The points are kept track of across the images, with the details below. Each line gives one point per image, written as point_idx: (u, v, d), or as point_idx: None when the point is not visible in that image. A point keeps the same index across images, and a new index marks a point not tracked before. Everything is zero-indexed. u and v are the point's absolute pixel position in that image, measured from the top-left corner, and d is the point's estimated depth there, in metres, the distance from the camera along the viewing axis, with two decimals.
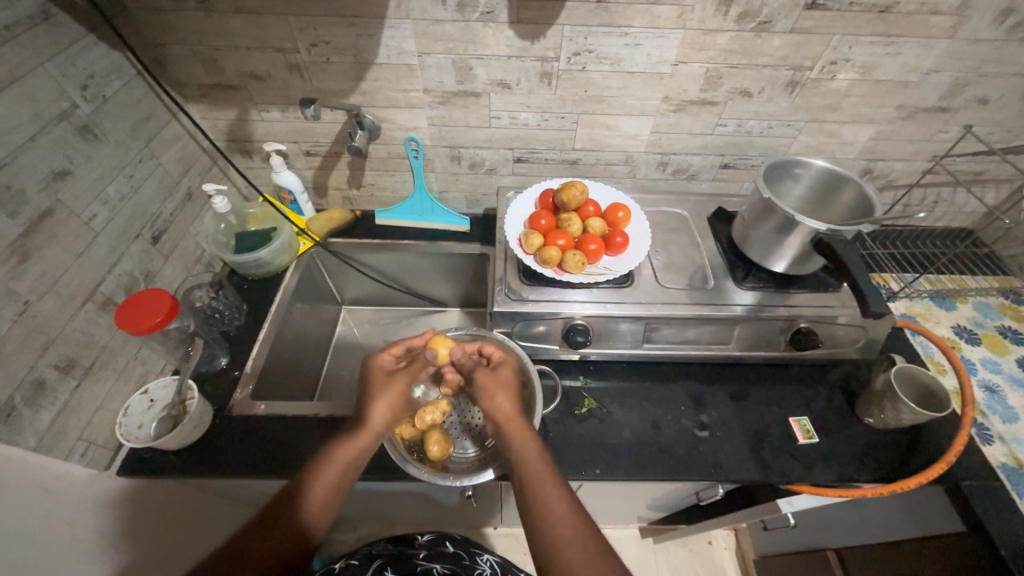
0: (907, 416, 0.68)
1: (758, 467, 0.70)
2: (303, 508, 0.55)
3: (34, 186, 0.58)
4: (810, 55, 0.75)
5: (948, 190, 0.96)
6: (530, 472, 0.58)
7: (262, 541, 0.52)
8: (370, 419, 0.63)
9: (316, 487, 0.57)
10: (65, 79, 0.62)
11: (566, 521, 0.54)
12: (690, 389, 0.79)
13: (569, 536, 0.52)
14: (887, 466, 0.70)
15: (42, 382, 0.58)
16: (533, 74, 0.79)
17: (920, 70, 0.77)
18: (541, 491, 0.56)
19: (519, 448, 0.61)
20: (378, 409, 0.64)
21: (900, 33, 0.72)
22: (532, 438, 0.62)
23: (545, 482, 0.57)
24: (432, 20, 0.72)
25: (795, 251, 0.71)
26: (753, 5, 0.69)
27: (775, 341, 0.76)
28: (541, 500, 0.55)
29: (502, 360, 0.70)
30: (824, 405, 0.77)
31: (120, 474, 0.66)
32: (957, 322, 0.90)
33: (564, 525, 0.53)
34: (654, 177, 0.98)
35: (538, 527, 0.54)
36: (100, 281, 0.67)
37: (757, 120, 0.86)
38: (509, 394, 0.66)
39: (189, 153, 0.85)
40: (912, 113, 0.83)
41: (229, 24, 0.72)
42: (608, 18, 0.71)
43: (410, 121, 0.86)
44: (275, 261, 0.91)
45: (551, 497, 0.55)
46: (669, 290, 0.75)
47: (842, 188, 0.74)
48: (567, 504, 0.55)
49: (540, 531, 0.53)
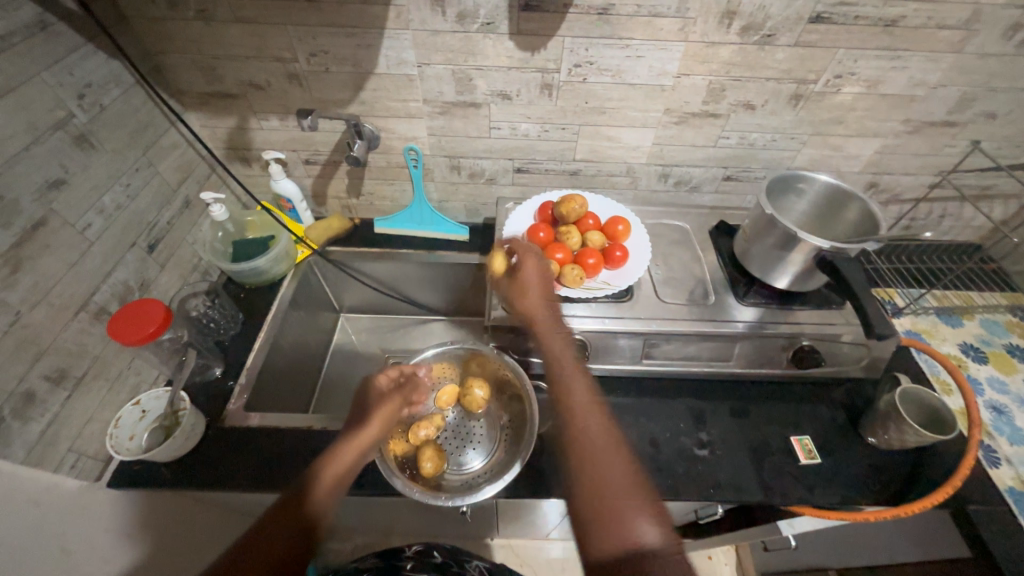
0: (912, 438, 0.66)
1: (758, 488, 0.69)
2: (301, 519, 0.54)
3: (28, 196, 0.57)
4: (814, 68, 0.74)
5: (954, 204, 0.94)
6: (569, 402, 0.60)
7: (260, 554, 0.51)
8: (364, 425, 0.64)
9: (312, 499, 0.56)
10: (62, 88, 0.61)
11: (605, 450, 0.56)
12: (690, 406, 0.78)
13: (606, 471, 0.54)
14: (891, 488, 0.68)
15: (32, 394, 0.58)
16: (534, 86, 0.78)
17: (927, 84, 0.76)
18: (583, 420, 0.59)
19: (561, 369, 0.63)
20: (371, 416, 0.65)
21: (907, 47, 0.71)
22: (573, 359, 0.64)
23: (586, 415, 0.59)
24: (432, 31, 0.71)
25: (798, 268, 0.70)
26: (757, 18, 0.68)
27: (777, 358, 0.74)
28: (580, 432, 0.58)
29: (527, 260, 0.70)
30: (827, 424, 0.75)
31: (109, 486, 0.65)
32: (964, 339, 0.88)
33: (603, 457, 0.55)
34: (656, 188, 0.97)
35: (574, 461, 0.56)
36: (93, 291, 0.66)
37: (760, 132, 0.85)
38: (549, 303, 0.67)
39: (188, 161, 0.84)
40: (918, 127, 0.82)
41: (229, 33, 0.72)
42: (610, 30, 0.70)
43: (409, 131, 0.86)
44: (273, 270, 0.91)
45: (589, 426, 0.58)
46: (668, 305, 0.74)
47: (846, 204, 0.73)
48: (607, 438, 0.57)
49: (570, 458, 0.56)
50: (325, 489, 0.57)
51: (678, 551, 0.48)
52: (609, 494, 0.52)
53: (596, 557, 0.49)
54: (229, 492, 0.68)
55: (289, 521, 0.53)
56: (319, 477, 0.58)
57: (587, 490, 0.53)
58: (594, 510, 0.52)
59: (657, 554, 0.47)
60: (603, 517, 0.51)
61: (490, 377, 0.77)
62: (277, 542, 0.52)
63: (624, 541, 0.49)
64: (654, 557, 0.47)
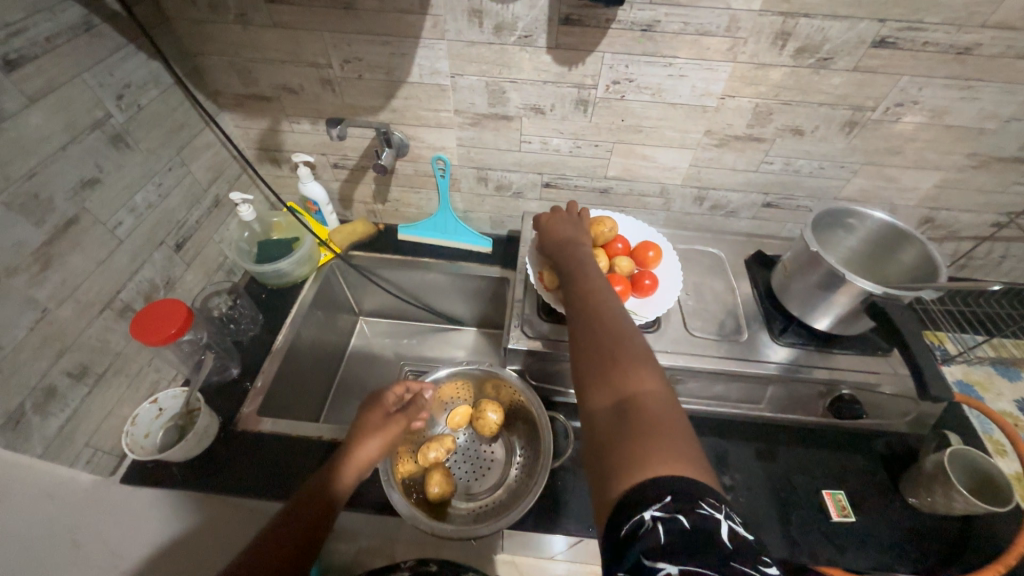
0: (959, 506, 0.61)
1: (781, 541, 0.64)
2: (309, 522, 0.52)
3: (62, 194, 0.58)
4: (873, 95, 0.69)
5: (1019, 246, 0.87)
6: (582, 282, 0.54)
7: (268, 547, 0.49)
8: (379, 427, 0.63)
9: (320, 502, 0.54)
10: (101, 89, 0.62)
11: (615, 323, 0.48)
12: (713, 445, 0.74)
13: (618, 328, 0.47)
14: (932, 557, 0.63)
15: (54, 389, 0.59)
16: (569, 101, 0.75)
17: (999, 117, 0.69)
18: (593, 299, 0.51)
19: (575, 266, 0.57)
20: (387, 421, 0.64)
21: (980, 77, 0.65)
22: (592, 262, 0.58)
23: (598, 294, 0.52)
24: (467, 42, 0.69)
25: (842, 310, 0.65)
26: (814, 40, 0.64)
27: (811, 404, 0.70)
28: (591, 300, 0.51)
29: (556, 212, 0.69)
30: (862, 478, 0.70)
31: (122, 482, 0.66)
32: (1022, 396, 0.82)
33: (611, 328, 0.47)
34: (689, 211, 0.92)
35: (577, 323, 0.49)
36: (119, 288, 0.67)
37: (808, 159, 0.79)
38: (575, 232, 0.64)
39: (220, 160, 0.85)
40: (985, 162, 0.75)
41: (265, 37, 0.72)
42: (652, 47, 0.67)
43: (438, 141, 0.84)
44: (295, 272, 0.91)
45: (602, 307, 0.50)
46: (697, 339, 0.70)
47: (901, 244, 0.67)
48: (619, 317, 0.48)
49: (580, 309, 0.51)
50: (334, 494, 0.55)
51: (684, 423, 0.39)
52: (609, 356, 0.44)
53: (588, 424, 0.42)
54: (236, 497, 0.67)
55: (297, 522, 0.52)
56: (328, 483, 0.56)
57: (590, 340, 0.47)
58: (591, 371, 0.44)
59: (652, 418, 0.39)
60: (602, 370, 0.44)
61: (503, 401, 0.76)
62: (287, 538, 0.50)
63: (617, 400, 0.41)
64: (648, 415, 0.39)
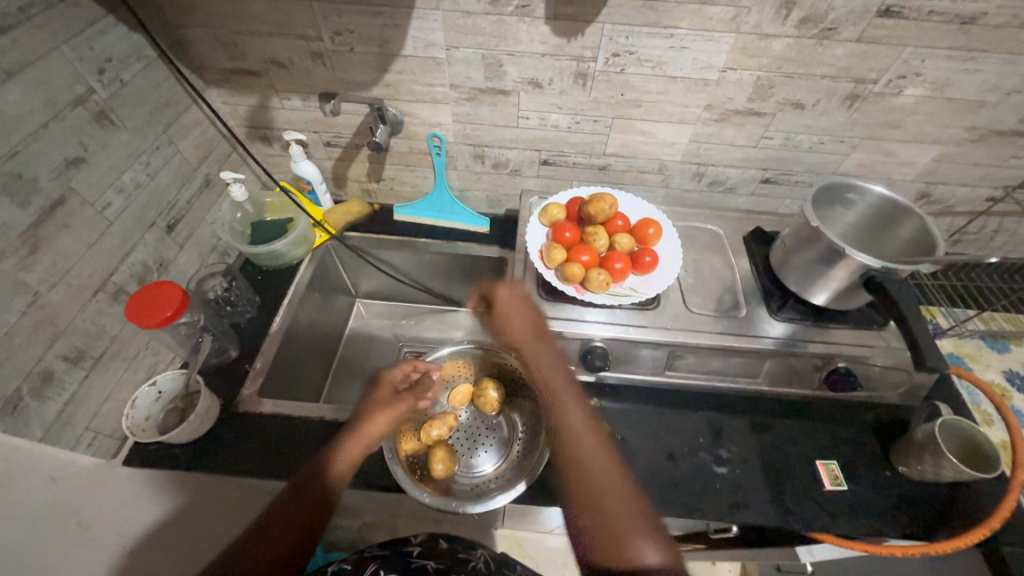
0: (948, 473, 0.63)
1: (776, 510, 0.66)
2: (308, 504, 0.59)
3: (46, 174, 0.56)
4: (875, 67, 0.68)
5: (1013, 220, 0.87)
6: (568, 424, 0.68)
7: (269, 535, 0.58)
8: (383, 406, 0.67)
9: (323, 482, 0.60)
10: (82, 63, 0.60)
11: (615, 496, 0.62)
12: (710, 419, 0.75)
13: (612, 501, 0.62)
14: (920, 522, 0.65)
15: (50, 373, 0.58)
16: (568, 75, 0.73)
17: (1000, 90, 0.69)
18: (581, 448, 0.66)
19: (565, 429, 0.68)
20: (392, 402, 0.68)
21: (984, 48, 0.64)
22: (561, 374, 0.71)
23: (584, 425, 0.68)
24: (463, 12, 0.67)
25: (841, 285, 0.65)
26: (818, 9, 0.62)
27: (807, 377, 0.71)
28: (579, 442, 0.67)
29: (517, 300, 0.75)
30: (855, 448, 0.72)
31: (125, 464, 0.66)
32: (1009, 367, 0.84)
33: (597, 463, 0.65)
34: (688, 187, 0.92)
35: (598, 523, 0.62)
36: (112, 271, 0.66)
37: (808, 134, 0.79)
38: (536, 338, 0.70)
39: (209, 139, 0.83)
40: (984, 136, 0.75)
41: (251, 8, 0.69)
42: (654, 17, 0.65)
43: (434, 117, 0.82)
44: (290, 253, 0.90)
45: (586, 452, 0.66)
46: (696, 316, 0.70)
47: (900, 219, 0.67)
48: (603, 458, 0.65)
49: (580, 494, 0.64)
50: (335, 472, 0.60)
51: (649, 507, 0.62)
52: (623, 540, 0.60)
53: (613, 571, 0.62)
54: (240, 478, 0.68)
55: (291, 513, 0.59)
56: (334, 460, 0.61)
57: (605, 526, 0.61)
58: (609, 542, 0.61)
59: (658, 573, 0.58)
60: (619, 545, 0.60)
61: (505, 379, 0.77)
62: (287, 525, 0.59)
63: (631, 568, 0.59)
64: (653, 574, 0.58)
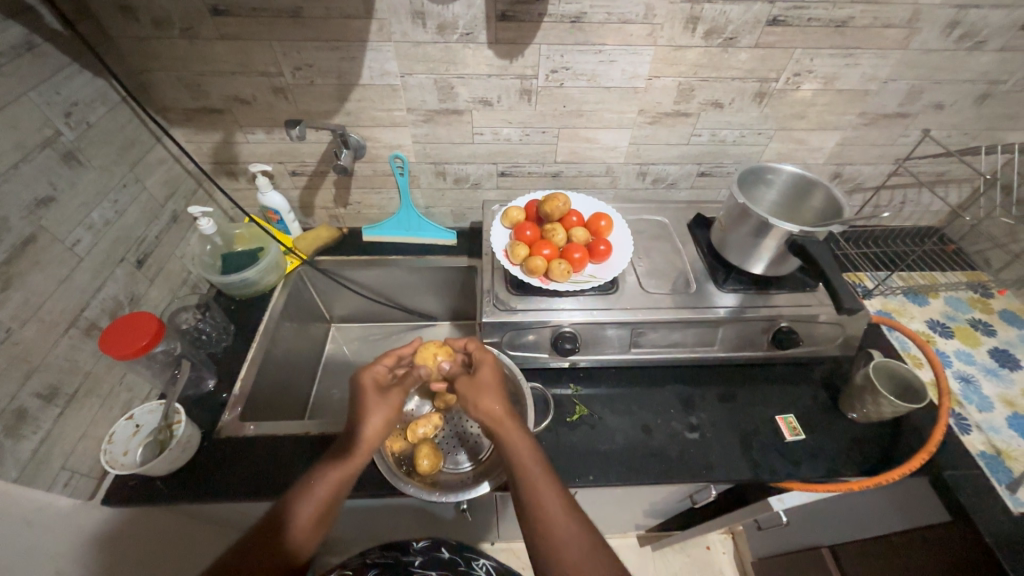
0: (887, 409, 0.70)
1: (746, 465, 0.71)
2: (294, 530, 0.55)
3: (17, 214, 0.58)
4: (774, 68, 0.79)
5: (913, 191, 1.01)
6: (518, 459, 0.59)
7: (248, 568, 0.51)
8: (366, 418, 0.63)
9: (300, 510, 0.56)
10: (49, 107, 0.62)
11: (565, 538, 0.53)
12: (680, 392, 0.81)
13: (563, 543, 0.53)
14: (873, 459, 0.71)
15: (24, 411, 0.57)
16: (513, 92, 0.81)
17: (878, 79, 0.81)
18: (547, 527, 0.54)
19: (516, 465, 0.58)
20: (374, 407, 0.64)
21: (858, 45, 0.77)
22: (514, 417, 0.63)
23: (548, 499, 0.55)
24: (413, 42, 0.74)
25: (773, 254, 0.73)
26: (719, 22, 0.73)
27: (758, 341, 0.78)
28: (542, 520, 0.54)
29: (480, 359, 0.68)
30: (809, 401, 0.79)
31: (102, 503, 0.65)
32: (931, 316, 0.94)
33: (568, 545, 0.52)
34: (634, 186, 1.01)
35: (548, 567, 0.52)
36: (84, 307, 0.66)
37: (730, 129, 0.89)
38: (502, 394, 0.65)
39: (174, 176, 0.85)
40: (874, 119, 0.88)
41: (213, 50, 0.74)
42: (583, 36, 0.74)
43: (395, 139, 0.88)
44: (262, 281, 0.91)
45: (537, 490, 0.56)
46: (653, 295, 0.77)
47: (812, 191, 0.77)
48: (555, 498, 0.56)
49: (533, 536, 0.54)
50: (314, 501, 0.56)
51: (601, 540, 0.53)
52: None
53: None
54: (225, 502, 0.67)
55: (279, 538, 0.54)
56: (311, 489, 0.57)
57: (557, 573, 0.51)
58: None
59: None
60: None
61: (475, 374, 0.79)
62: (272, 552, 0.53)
63: None
64: None
